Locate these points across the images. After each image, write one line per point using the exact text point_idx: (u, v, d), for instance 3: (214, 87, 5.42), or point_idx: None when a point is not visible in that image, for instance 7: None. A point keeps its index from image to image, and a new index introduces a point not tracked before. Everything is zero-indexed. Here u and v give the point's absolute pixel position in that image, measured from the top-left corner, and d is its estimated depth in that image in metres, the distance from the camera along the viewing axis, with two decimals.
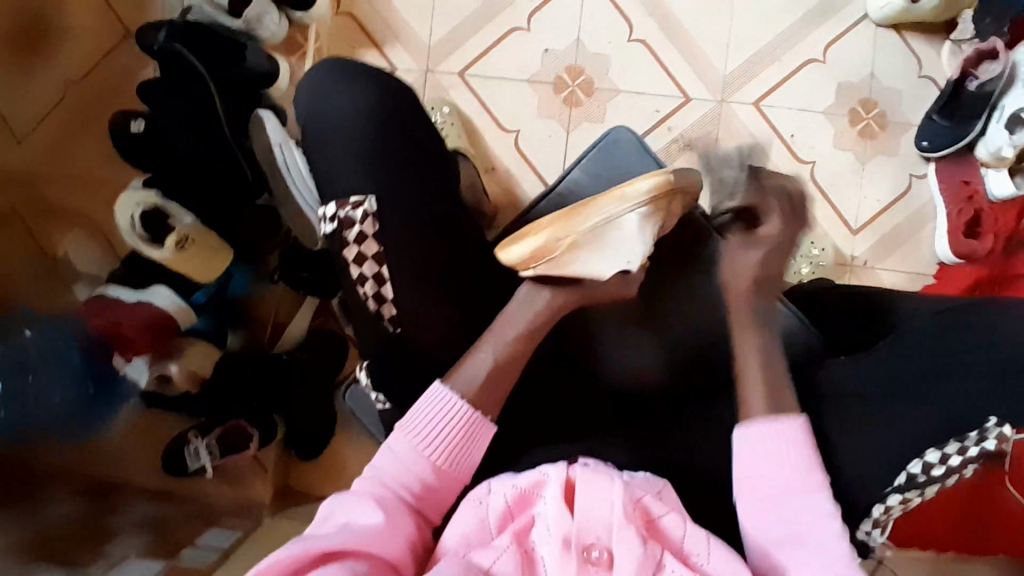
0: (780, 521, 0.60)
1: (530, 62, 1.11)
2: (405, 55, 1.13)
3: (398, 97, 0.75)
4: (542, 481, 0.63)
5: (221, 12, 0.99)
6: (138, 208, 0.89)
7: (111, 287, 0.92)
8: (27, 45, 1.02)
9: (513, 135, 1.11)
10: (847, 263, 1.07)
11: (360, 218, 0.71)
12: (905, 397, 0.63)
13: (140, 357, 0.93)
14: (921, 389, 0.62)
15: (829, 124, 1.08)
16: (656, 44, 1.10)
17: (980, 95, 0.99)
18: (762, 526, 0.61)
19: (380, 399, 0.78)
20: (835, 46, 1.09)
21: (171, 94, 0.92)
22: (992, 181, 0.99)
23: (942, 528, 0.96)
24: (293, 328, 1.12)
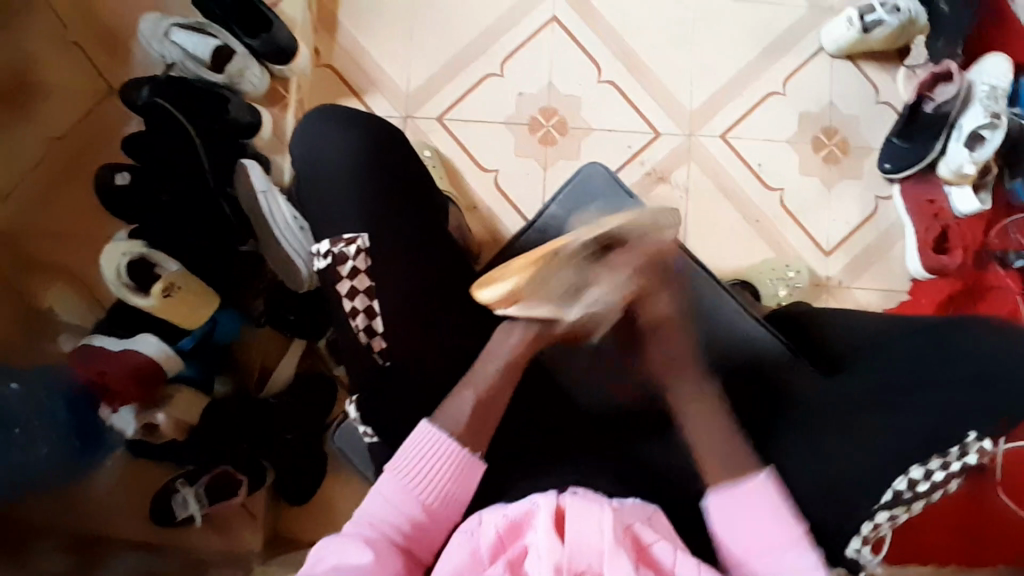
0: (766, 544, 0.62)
1: (504, 105, 1.16)
2: (385, 102, 1.17)
3: (374, 136, 0.78)
4: (532, 511, 0.63)
5: (203, 66, 1.04)
6: (124, 258, 0.91)
7: (96, 337, 0.94)
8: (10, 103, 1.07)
9: (492, 175, 1.14)
10: (823, 284, 1.09)
11: (354, 254, 0.74)
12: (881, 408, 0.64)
13: (127, 407, 0.93)
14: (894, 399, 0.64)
15: (794, 152, 1.12)
16: (625, 84, 1.15)
17: (938, 116, 1.03)
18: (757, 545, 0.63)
19: (367, 433, 0.76)
20: (794, 78, 1.14)
21: (157, 146, 0.96)
22: (957, 199, 1.04)
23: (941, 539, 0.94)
24: (281, 371, 1.11)
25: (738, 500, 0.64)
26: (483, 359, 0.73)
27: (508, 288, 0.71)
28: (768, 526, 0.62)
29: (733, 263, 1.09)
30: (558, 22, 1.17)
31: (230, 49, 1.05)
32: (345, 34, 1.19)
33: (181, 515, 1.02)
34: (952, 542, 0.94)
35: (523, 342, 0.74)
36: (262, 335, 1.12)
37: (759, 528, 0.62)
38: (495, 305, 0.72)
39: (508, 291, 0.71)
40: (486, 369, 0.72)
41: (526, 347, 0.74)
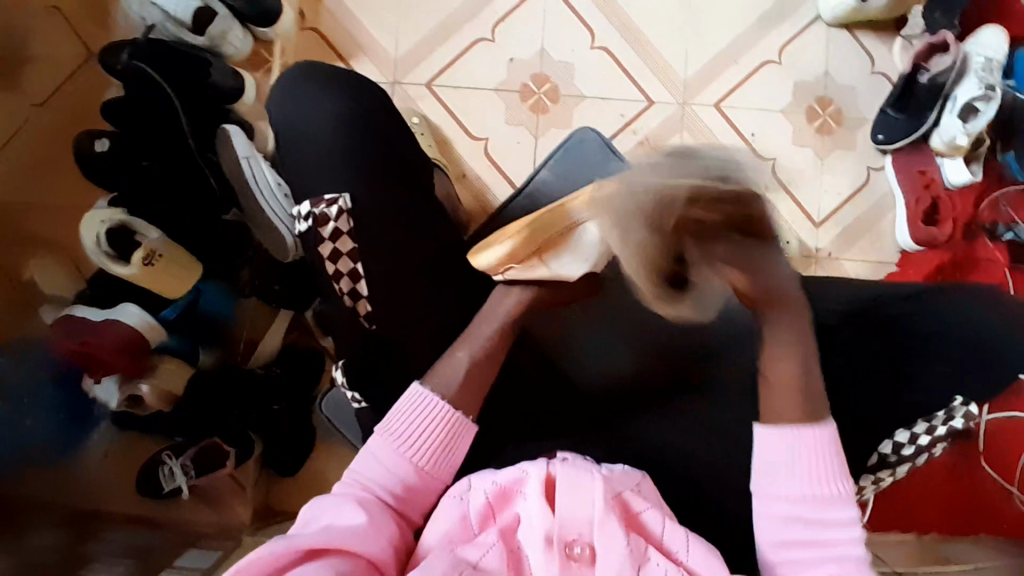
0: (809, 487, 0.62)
1: (495, 71, 1.13)
2: (372, 67, 1.14)
3: (363, 101, 0.76)
4: (522, 479, 0.63)
5: (183, 28, 1.00)
6: (104, 225, 0.88)
7: (77, 309, 0.91)
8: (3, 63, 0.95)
9: (482, 143, 1.12)
10: (813, 254, 1.09)
11: (335, 215, 0.72)
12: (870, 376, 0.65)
13: (109, 378, 0.92)
14: None
15: (788, 122, 1.11)
16: (618, 50, 1.13)
17: (934, 86, 1.02)
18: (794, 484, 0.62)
19: (355, 398, 0.75)
20: (790, 47, 1.12)
21: (137, 110, 0.91)
22: (949, 170, 1.03)
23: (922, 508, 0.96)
24: (265, 345, 1.11)
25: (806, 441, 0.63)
26: (476, 322, 0.72)
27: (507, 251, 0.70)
28: (821, 471, 0.62)
29: None
30: None
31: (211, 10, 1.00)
32: None
33: (168, 487, 1.01)
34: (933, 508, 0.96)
35: (521, 305, 0.73)
36: (249, 308, 1.11)
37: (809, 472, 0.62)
38: (493, 271, 0.71)
39: (507, 255, 0.70)
40: (483, 332, 0.71)
41: (521, 311, 0.73)
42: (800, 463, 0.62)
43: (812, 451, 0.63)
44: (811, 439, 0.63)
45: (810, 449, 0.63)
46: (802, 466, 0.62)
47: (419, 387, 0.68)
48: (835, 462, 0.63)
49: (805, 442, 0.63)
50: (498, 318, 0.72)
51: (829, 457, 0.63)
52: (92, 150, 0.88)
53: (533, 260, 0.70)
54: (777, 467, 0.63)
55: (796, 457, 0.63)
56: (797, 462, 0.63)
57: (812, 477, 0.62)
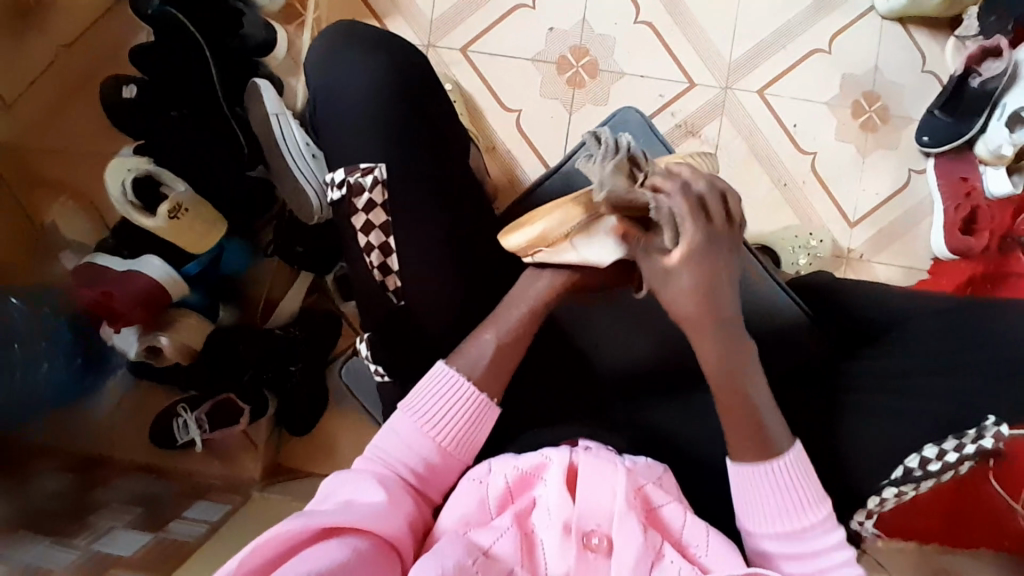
0: (785, 518, 0.61)
1: (533, 40, 1.09)
2: (406, 27, 1.10)
3: (407, 69, 0.73)
4: (544, 465, 0.63)
5: None
6: (130, 173, 0.86)
7: (101, 257, 0.90)
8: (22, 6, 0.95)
9: (515, 115, 1.09)
10: (844, 255, 1.08)
11: (370, 185, 0.71)
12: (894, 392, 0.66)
13: (128, 329, 0.92)
14: None
15: (831, 116, 1.08)
16: (662, 27, 1.09)
17: (983, 92, 0.99)
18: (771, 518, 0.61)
19: (379, 371, 0.75)
20: (841, 37, 1.08)
21: (165, 57, 0.89)
22: (991, 179, 0.99)
23: (925, 519, 0.98)
24: (286, 305, 1.09)
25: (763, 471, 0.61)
26: (504, 306, 0.71)
27: (536, 238, 0.66)
28: (789, 501, 0.61)
29: (756, 227, 1.07)
30: None
31: None
32: None
33: (181, 439, 1.02)
34: (935, 521, 0.99)
35: (552, 288, 0.71)
36: (272, 267, 1.10)
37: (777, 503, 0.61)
38: (523, 251, 0.68)
39: (537, 236, 0.66)
40: (512, 313, 0.70)
41: (551, 295, 0.71)
42: (778, 493, 0.61)
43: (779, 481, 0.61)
44: (780, 467, 0.61)
45: (784, 479, 0.61)
46: (777, 494, 0.61)
47: (445, 365, 0.68)
48: (814, 484, 0.61)
49: (779, 472, 0.61)
50: (528, 301, 0.70)
51: (807, 481, 0.61)
52: (120, 97, 0.90)
53: (563, 244, 0.66)
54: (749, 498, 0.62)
55: (772, 488, 0.61)
56: (769, 496, 0.61)
57: (783, 506, 0.61)
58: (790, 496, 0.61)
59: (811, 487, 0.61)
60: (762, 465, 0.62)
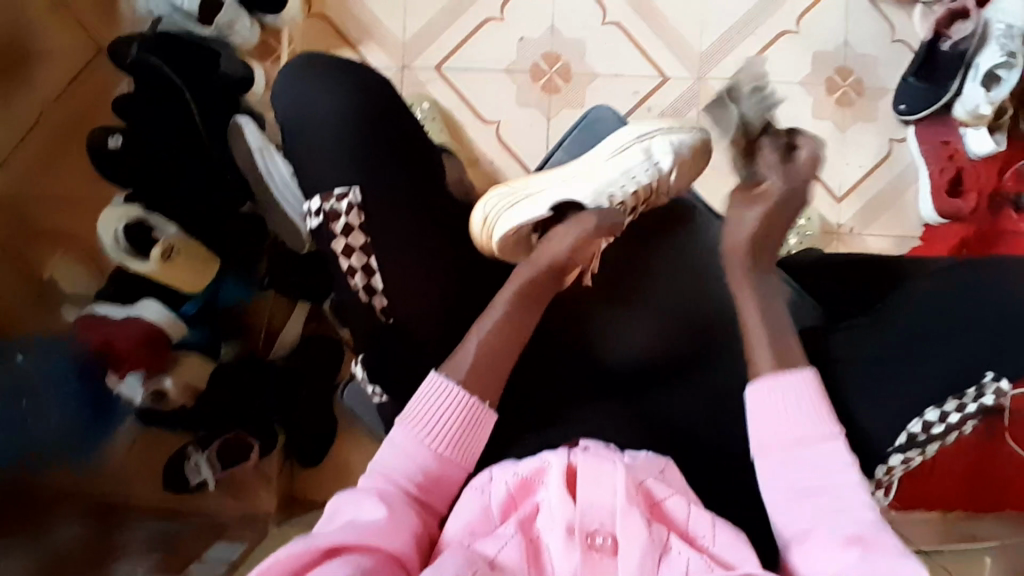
0: (795, 424, 0.63)
1: (504, 51, 1.11)
2: (380, 53, 1.12)
3: (373, 93, 0.75)
4: (543, 468, 0.63)
5: (192, 20, 0.98)
6: (122, 223, 0.89)
7: (99, 305, 0.93)
8: (13, 61, 0.97)
9: (494, 125, 1.11)
10: (835, 231, 1.08)
11: (347, 210, 0.72)
12: (891, 363, 0.66)
13: (133, 374, 0.93)
14: (903, 353, 0.65)
15: (807, 94, 1.09)
16: (631, 25, 1.10)
17: (955, 54, 1.00)
18: (769, 435, 0.64)
19: (377, 393, 0.77)
20: (808, 17, 1.09)
21: (146, 100, 0.91)
22: (972, 140, 1.00)
23: (947, 485, 0.96)
24: (286, 334, 1.10)
25: (783, 384, 0.64)
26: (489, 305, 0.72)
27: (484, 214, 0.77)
28: (800, 416, 0.63)
29: None
30: None
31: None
32: None
33: (194, 480, 1.03)
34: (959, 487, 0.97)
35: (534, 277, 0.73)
36: (267, 299, 1.11)
37: (792, 417, 0.63)
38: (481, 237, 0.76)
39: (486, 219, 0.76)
40: (494, 315, 0.71)
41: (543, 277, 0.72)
42: (792, 410, 0.63)
43: (801, 401, 0.64)
44: (793, 383, 0.64)
45: (797, 397, 0.64)
46: (791, 412, 0.63)
47: (437, 375, 0.69)
48: (822, 410, 0.63)
49: (794, 390, 0.64)
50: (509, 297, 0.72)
51: (817, 403, 0.63)
52: (106, 148, 0.91)
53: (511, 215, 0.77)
54: (766, 419, 0.64)
55: (785, 403, 0.64)
56: (790, 411, 0.64)
57: (795, 426, 0.63)
58: (803, 405, 0.63)
59: (821, 411, 0.63)
60: (782, 380, 0.64)
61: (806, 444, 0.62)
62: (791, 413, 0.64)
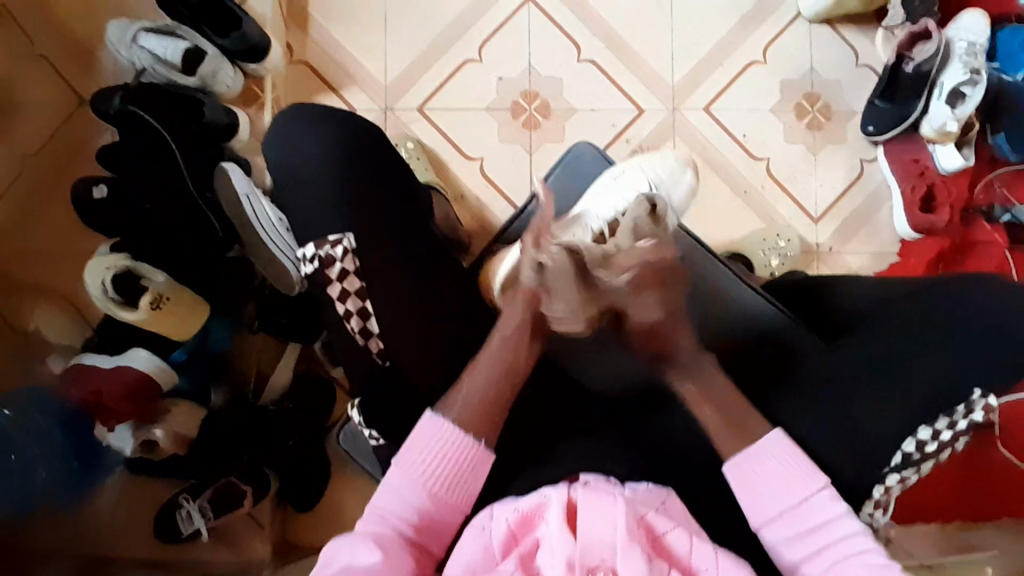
0: (781, 490, 0.64)
1: (484, 91, 1.14)
2: (363, 96, 1.14)
3: (358, 137, 0.77)
4: (543, 503, 0.63)
5: (174, 70, 0.99)
6: (109, 271, 0.89)
7: (88, 356, 0.92)
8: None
9: (477, 162, 1.13)
10: (814, 251, 1.10)
11: (341, 255, 0.73)
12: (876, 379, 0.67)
13: (122, 424, 0.92)
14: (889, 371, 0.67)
15: (777, 121, 1.13)
16: (605, 62, 1.14)
17: (918, 74, 1.04)
18: (757, 503, 0.65)
19: (373, 436, 0.76)
20: (773, 47, 1.14)
21: (131, 151, 0.93)
22: (941, 157, 1.04)
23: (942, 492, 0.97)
24: (274, 381, 1.08)
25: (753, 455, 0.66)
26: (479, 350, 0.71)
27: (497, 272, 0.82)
28: (781, 482, 0.64)
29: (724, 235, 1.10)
30: (534, 4, 1.15)
31: (201, 50, 1.00)
32: (317, 27, 1.14)
33: (186, 530, 1.00)
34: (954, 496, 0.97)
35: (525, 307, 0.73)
36: (257, 342, 1.11)
37: (773, 485, 0.64)
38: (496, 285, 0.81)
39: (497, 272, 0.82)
40: (484, 357, 0.71)
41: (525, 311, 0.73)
42: (769, 477, 0.65)
43: (773, 464, 0.65)
44: (765, 450, 0.66)
45: (776, 466, 0.65)
46: (779, 480, 0.64)
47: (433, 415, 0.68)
48: (798, 465, 0.65)
49: (765, 454, 0.66)
50: (497, 338, 0.72)
51: (791, 458, 0.65)
52: (92, 198, 0.91)
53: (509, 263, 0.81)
54: (750, 490, 0.65)
55: (765, 472, 0.65)
56: (766, 479, 0.65)
57: (781, 487, 0.64)
58: (777, 469, 0.65)
59: (796, 468, 0.65)
60: (750, 454, 0.66)
61: (799, 504, 0.63)
62: (770, 479, 0.65)
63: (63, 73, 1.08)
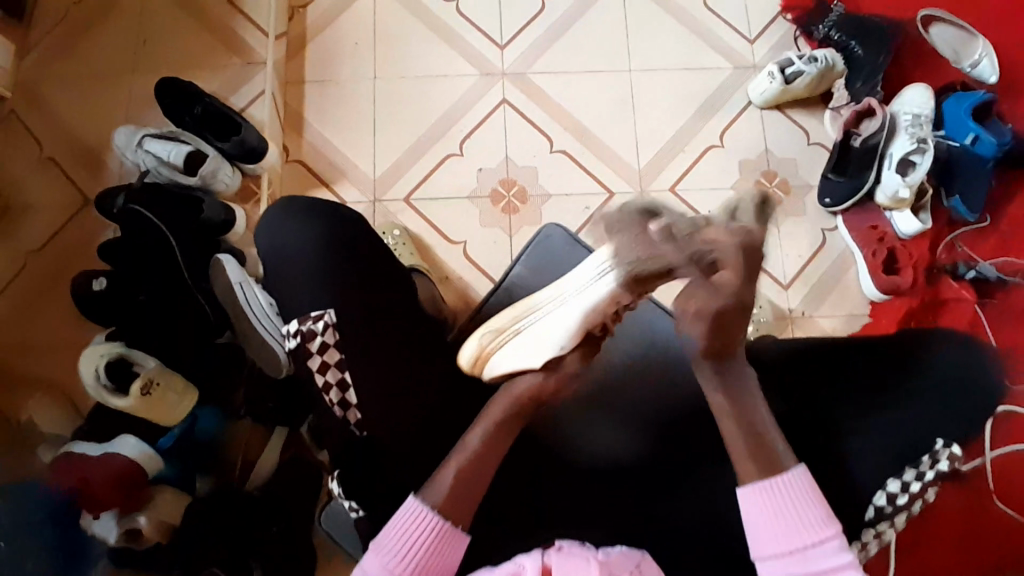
0: (797, 533, 0.62)
1: (465, 182, 1.22)
2: (353, 190, 1.22)
3: (338, 221, 0.82)
4: (518, 573, 0.60)
5: (177, 171, 1.10)
6: (102, 359, 0.92)
7: (77, 444, 0.95)
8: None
9: (461, 246, 1.19)
10: (787, 316, 1.13)
11: (322, 329, 0.76)
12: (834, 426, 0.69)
13: (108, 512, 0.92)
14: None
15: (738, 197, 1.19)
16: (576, 152, 1.23)
17: (867, 147, 1.12)
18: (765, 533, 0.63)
19: (353, 509, 0.74)
20: (729, 132, 1.23)
21: (129, 248, 1.01)
22: (899, 222, 1.10)
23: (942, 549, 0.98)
24: (264, 461, 1.09)
25: (777, 489, 0.63)
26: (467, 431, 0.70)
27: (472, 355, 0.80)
28: (792, 520, 0.62)
29: None
30: (508, 103, 1.25)
31: (202, 153, 1.11)
32: (311, 130, 1.25)
33: None
34: (950, 543, 0.98)
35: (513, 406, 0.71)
36: (245, 428, 1.11)
37: (786, 521, 0.63)
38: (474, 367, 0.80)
39: (475, 354, 0.80)
40: (472, 439, 0.70)
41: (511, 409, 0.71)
42: (781, 513, 0.63)
43: (789, 501, 0.63)
44: (790, 485, 0.63)
45: (789, 505, 0.63)
46: (790, 514, 0.63)
47: (414, 499, 0.66)
48: (814, 505, 0.63)
49: (784, 492, 0.63)
50: (483, 425, 0.71)
51: (809, 500, 0.63)
52: (92, 289, 1.00)
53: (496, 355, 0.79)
54: (762, 525, 0.63)
55: (776, 512, 0.63)
56: (779, 514, 0.63)
57: (790, 524, 0.62)
58: (791, 512, 0.63)
59: (811, 508, 0.63)
60: (774, 486, 0.64)
61: (803, 550, 0.61)
62: (783, 521, 0.63)
63: (73, 177, 1.17)
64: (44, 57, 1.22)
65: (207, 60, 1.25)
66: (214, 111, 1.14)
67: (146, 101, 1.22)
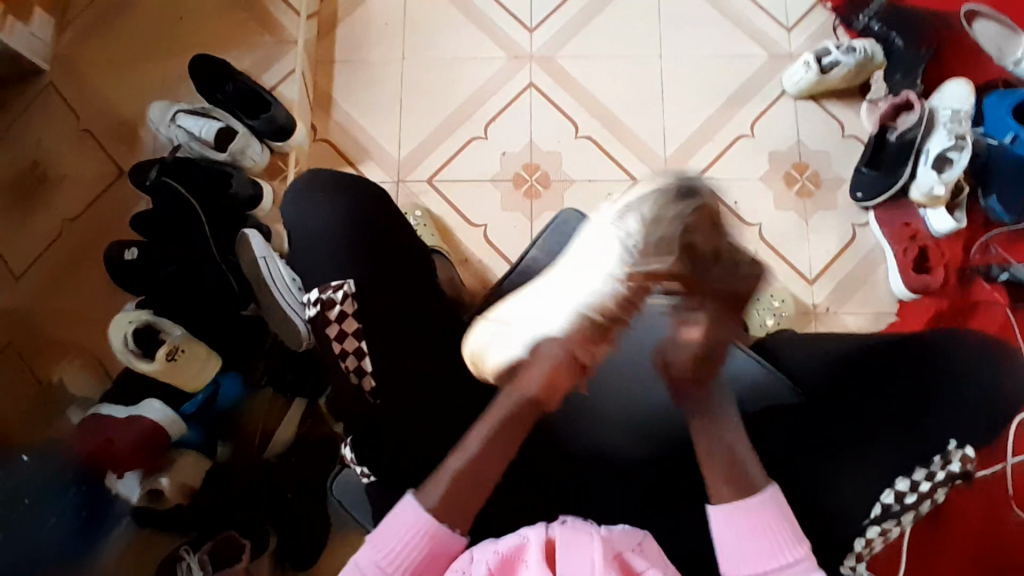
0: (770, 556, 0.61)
1: (488, 165, 1.22)
2: (378, 169, 1.23)
3: (357, 198, 0.82)
4: (522, 544, 0.57)
5: (208, 146, 1.12)
6: (131, 325, 0.95)
7: (103, 408, 0.97)
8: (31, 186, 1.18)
9: (481, 229, 1.20)
10: (810, 311, 1.11)
11: (341, 298, 0.76)
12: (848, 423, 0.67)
13: (132, 472, 0.95)
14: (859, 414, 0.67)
15: (767, 188, 1.17)
16: (601, 138, 1.21)
17: (902, 142, 1.07)
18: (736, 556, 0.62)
19: (364, 473, 0.77)
20: (760, 121, 1.20)
21: (156, 222, 1.03)
22: (933, 221, 1.07)
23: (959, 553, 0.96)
24: (280, 434, 1.10)
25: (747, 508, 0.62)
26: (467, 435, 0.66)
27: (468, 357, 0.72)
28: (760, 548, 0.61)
29: None
30: (535, 87, 1.25)
31: (232, 129, 1.13)
32: (339, 110, 1.26)
33: None
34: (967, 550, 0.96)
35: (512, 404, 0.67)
36: (265, 397, 1.13)
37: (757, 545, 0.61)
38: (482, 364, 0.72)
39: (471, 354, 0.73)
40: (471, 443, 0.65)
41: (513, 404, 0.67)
42: (755, 533, 0.61)
43: (762, 522, 0.62)
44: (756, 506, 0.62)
45: (759, 524, 0.62)
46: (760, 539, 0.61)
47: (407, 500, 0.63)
48: (786, 527, 0.61)
49: (756, 513, 0.62)
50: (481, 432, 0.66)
51: (779, 525, 0.61)
52: (122, 258, 1.01)
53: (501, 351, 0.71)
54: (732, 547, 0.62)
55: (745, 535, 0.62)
56: (746, 538, 0.62)
57: (760, 548, 0.61)
58: (762, 538, 0.61)
59: (782, 529, 0.61)
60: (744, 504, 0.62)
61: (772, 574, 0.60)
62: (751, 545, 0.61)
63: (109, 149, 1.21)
64: (82, 36, 1.27)
65: (240, 39, 1.28)
66: (244, 89, 1.15)
67: (181, 78, 1.25)
